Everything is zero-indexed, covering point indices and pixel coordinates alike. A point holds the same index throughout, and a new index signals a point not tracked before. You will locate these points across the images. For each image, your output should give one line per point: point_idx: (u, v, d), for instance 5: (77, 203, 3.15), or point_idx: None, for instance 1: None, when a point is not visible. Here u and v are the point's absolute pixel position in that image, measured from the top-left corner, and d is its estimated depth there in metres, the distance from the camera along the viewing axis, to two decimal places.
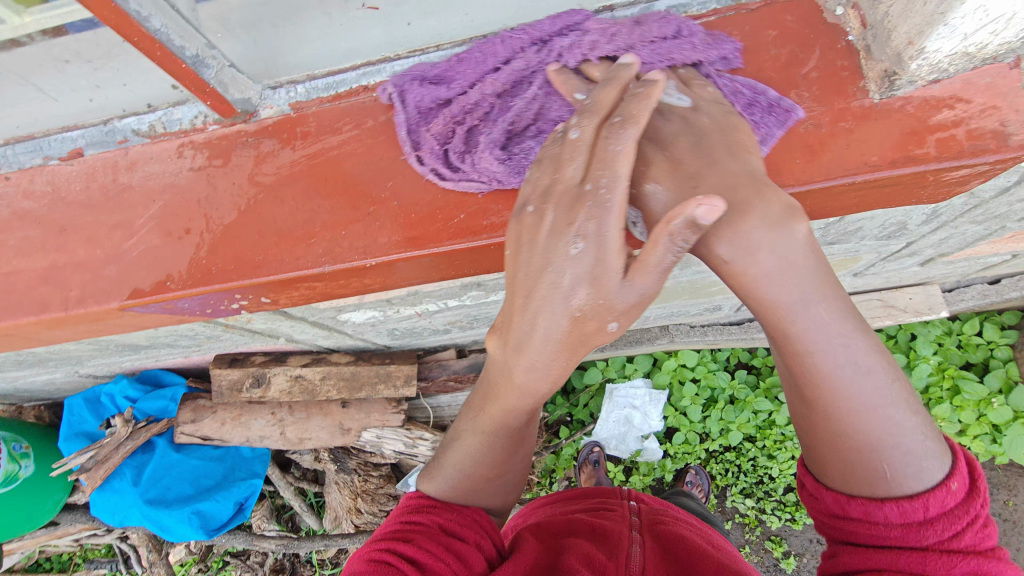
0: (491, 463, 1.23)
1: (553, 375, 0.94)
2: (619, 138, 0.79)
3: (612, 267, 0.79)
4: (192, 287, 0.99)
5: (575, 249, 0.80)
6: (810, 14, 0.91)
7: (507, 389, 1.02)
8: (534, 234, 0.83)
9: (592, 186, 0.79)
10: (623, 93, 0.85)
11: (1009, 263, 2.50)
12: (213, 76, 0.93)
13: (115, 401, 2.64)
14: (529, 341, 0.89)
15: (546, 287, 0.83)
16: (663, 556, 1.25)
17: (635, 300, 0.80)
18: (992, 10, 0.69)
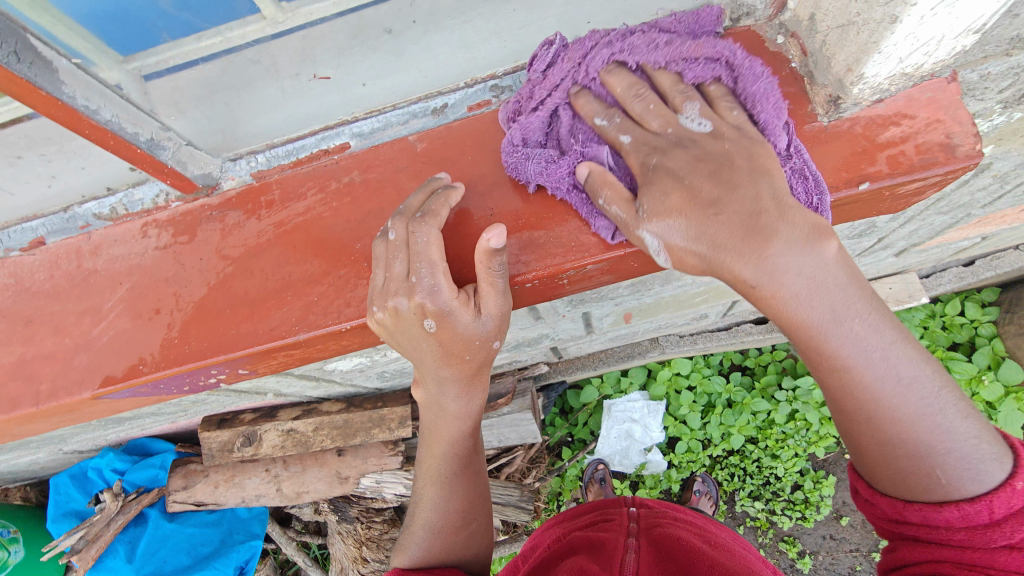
0: (459, 500, 1.35)
1: (471, 399, 1.14)
2: (426, 233, 0.85)
3: (462, 319, 0.89)
4: (165, 368, 0.97)
5: (430, 325, 0.88)
6: (753, 45, 0.92)
7: (444, 425, 1.20)
8: (394, 328, 0.89)
9: (417, 278, 0.85)
10: (430, 195, 0.91)
11: (980, 244, 2.55)
12: (171, 156, 0.92)
13: (102, 475, 2.56)
14: (441, 384, 1.06)
15: (425, 352, 0.94)
16: (657, 558, 1.26)
17: (495, 333, 0.94)
18: (922, 37, 0.71)
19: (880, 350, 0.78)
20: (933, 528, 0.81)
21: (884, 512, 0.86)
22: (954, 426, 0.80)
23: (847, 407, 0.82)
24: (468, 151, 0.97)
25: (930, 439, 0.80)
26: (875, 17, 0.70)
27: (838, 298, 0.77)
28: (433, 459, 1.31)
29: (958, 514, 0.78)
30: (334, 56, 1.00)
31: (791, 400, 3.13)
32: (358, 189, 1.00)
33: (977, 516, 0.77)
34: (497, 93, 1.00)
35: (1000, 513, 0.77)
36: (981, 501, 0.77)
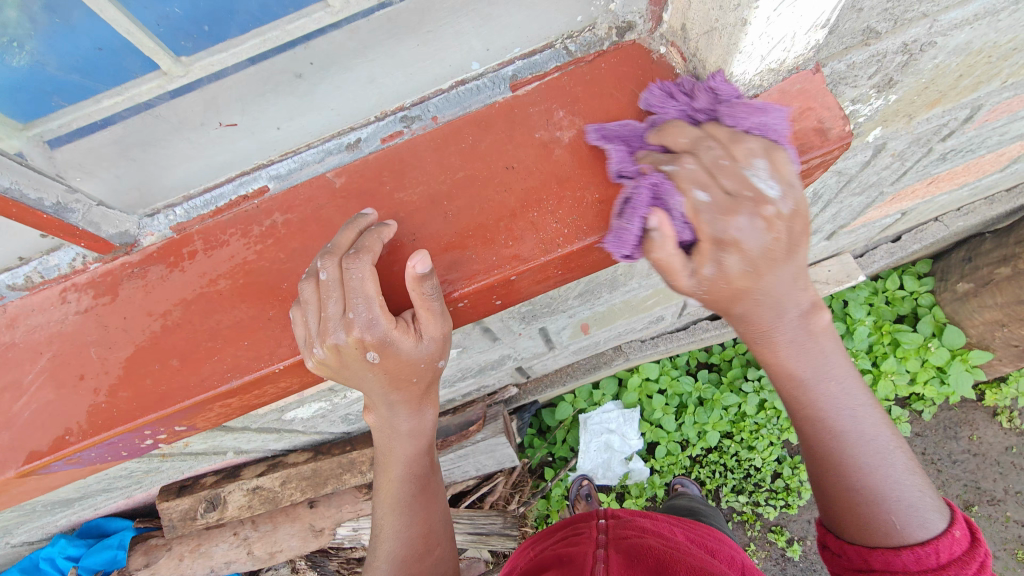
0: (419, 525, 1.33)
1: (416, 414, 1.16)
2: (360, 270, 0.87)
3: (404, 345, 0.92)
4: (93, 436, 0.94)
5: (372, 357, 0.91)
6: (638, 58, 0.99)
7: (397, 443, 1.22)
8: (338, 363, 0.92)
9: (354, 313, 0.87)
10: (359, 232, 0.92)
11: (902, 220, 2.73)
12: (81, 218, 0.92)
13: (55, 565, 2.40)
14: (388, 407, 1.11)
15: (372, 380, 0.98)
16: (628, 565, 1.27)
17: (439, 350, 0.97)
18: (775, 35, 0.78)
19: (850, 409, 1.05)
20: (892, 572, 0.98)
21: (852, 563, 1.04)
22: (905, 477, 1.04)
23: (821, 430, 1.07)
24: (386, 182, 1.00)
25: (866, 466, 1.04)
26: (730, 22, 0.75)
27: (814, 361, 1.04)
28: (389, 484, 1.31)
29: (914, 558, 0.97)
30: (237, 105, 0.93)
31: (759, 390, 3.22)
32: (281, 230, 1.00)
33: (927, 560, 0.96)
34: (408, 123, 1.04)
35: (944, 557, 0.95)
36: (929, 545, 0.97)
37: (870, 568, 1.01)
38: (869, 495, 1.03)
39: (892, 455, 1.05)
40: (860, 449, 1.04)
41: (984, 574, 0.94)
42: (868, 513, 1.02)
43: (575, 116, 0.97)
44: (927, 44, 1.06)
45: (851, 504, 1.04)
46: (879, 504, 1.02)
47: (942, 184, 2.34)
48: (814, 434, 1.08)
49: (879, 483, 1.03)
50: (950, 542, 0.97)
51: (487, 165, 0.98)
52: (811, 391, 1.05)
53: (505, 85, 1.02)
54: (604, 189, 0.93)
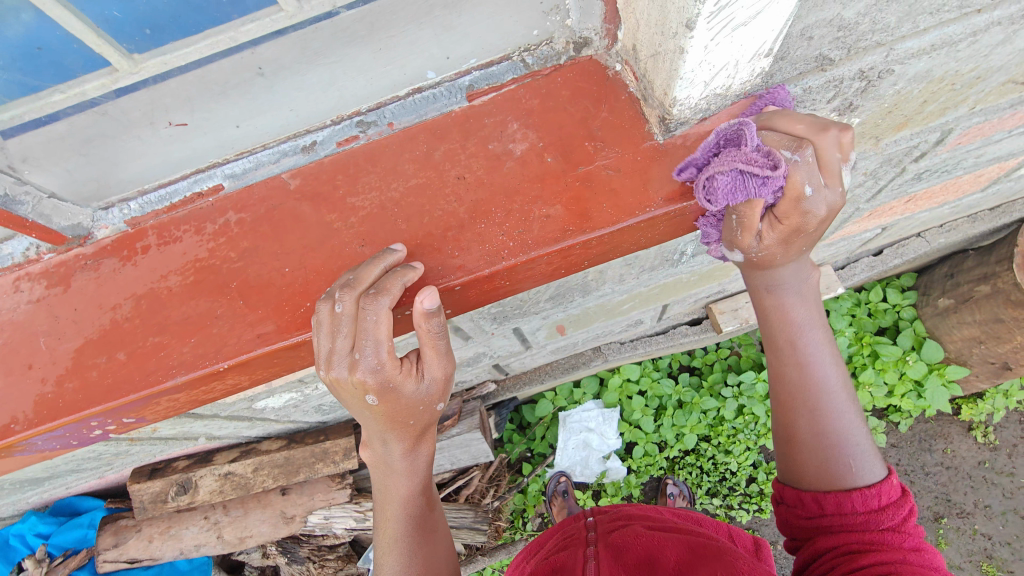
0: (419, 564, 1.35)
1: (410, 455, 1.19)
2: (375, 311, 0.87)
3: (406, 387, 0.96)
4: (39, 425, 0.95)
5: (372, 400, 0.95)
6: (594, 74, 1.00)
7: (393, 480, 1.25)
8: (341, 393, 0.96)
9: (360, 354, 0.89)
10: (384, 266, 0.90)
11: (883, 235, 2.74)
12: (30, 210, 0.93)
13: (25, 541, 2.43)
14: (382, 445, 1.16)
15: (368, 417, 1.02)
16: (617, 559, 1.32)
17: (436, 395, 1.03)
18: (716, 62, 0.79)
19: (826, 358, 1.23)
20: (842, 514, 1.12)
21: (807, 511, 1.18)
22: (855, 429, 1.21)
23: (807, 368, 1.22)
24: (339, 185, 1.01)
25: (830, 411, 1.21)
26: (671, 48, 0.76)
27: (807, 306, 1.20)
28: (387, 521, 1.33)
29: (861, 500, 1.12)
30: (184, 104, 0.92)
31: (737, 396, 3.24)
32: (233, 229, 1.01)
33: (872, 501, 1.11)
34: (364, 129, 1.04)
35: (883, 501, 1.11)
36: (874, 488, 1.13)
37: (823, 513, 1.15)
38: (836, 438, 1.19)
39: (850, 407, 1.23)
40: (827, 394, 1.22)
41: (914, 516, 1.10)
42: (830, 457, 1.19)
43: (528, 129, 0.98)
44: (885, 72, 1.07)
45: (815, 449, 1.20)
46: (839, 450, 1.19)
47: (920, 203, 2.36)
48: (795, 380, 1.23)
49: (842, 429, 1.20)
50: (888, 489, 1.13)
51: (440, 174, 0.99)
52: (799, 337, 1.21)
53: (461, 95, 1.03)
54: (553, 205, 0.94)
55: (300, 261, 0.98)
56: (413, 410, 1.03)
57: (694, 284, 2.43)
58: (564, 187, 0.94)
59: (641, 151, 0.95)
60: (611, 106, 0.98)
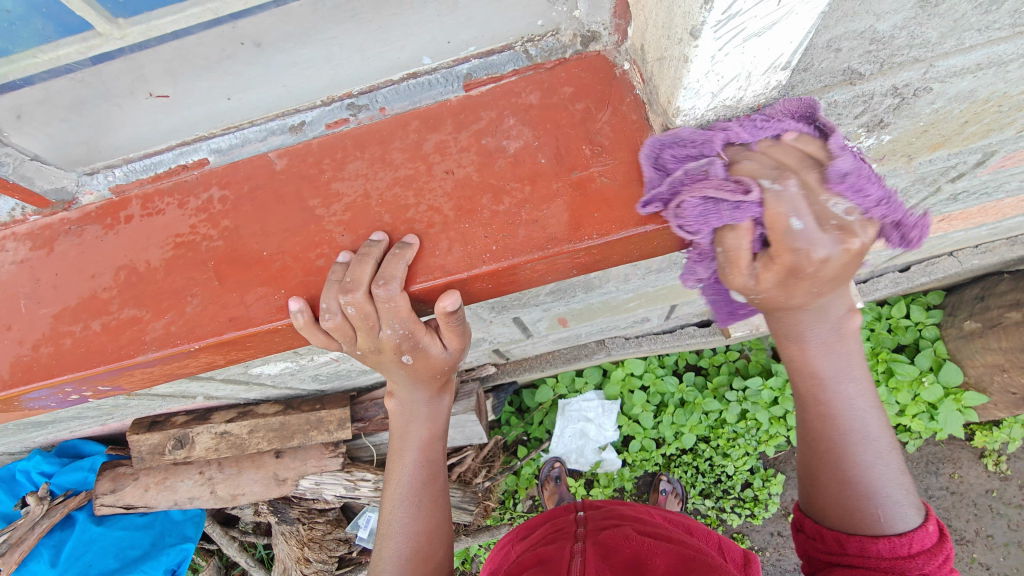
0: (423, 522, 1.35)
1: (432, 403, 1.27)
2: (387, 302, 0.89)
3: (434, 350, 1.04)
4: (14, 387, 0.96)
5: (408, 359, 1.03)
6: (600, 70, 0.93)
7: (414, 428, 1.31)
8: (380, 359, 1.03)
9: (389, 331, 0.94)
10: (377, 265, 0.89)
11: (912, 251, 2.60)
12: (11, 171, 0.93)
13: (30, 478, 2.52)
14: (404, 393, 1.23)
15: (402, 375, 1.10)
16: (602, 557, 1.33)
17: (458, 356, 1.10)
18: (725, 73, 0.72)
19: (863, 408, 1.09)
20: (864, 557, 1.02)
21: (827, 546, 1.09)
22: (892, 473, 1.08)
23: (840, 423, 1.09)
24: (325, 169, 0.98)
25: (864, 460, 1.08)
26: (675, 54, 0.70)
27: (842, 360, 1.06)
28: (400, 472, 1.36)
29: (889, 546, 1.02)
30: (167, 76, 0.89)
31: (741, 400, 3.18)
32: (216, 206, 0.99)
33: (901, 548, 1.00)
34: (355, 112, 1.00)
35: (914, 549, 1.00)
36: (904, 536, 1.01)
37: (842, 552, 1.06)
38: (864, 490, 1.07)
39: (883, 453, 1.09)
40: (859, 444, 1.08)
41: (951, 565, 0.99)
42: (856, 506, 1.07)
43: (524, 126, 0.93)
44: (922, 89, 0.98)
45: (842, 497, 1.09)
46: (870, 498, 1.06)
47: (955, 223, 2.23)
48: (815, 425, 1.11)
49: (870, 478, 1.07)
50: (924, 536, 1.01)
51: (428, 167, 0.94)
52: (825, 389, 1.08)
53: (458, 84, 0.97)
54: (542, 209, 0.89)
55: (280, 245, 0.96)
56: (437, 368, 1.10)
57: None
58: (555, 189, 0.89)
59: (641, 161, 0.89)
60: (614, 109, 0.92)
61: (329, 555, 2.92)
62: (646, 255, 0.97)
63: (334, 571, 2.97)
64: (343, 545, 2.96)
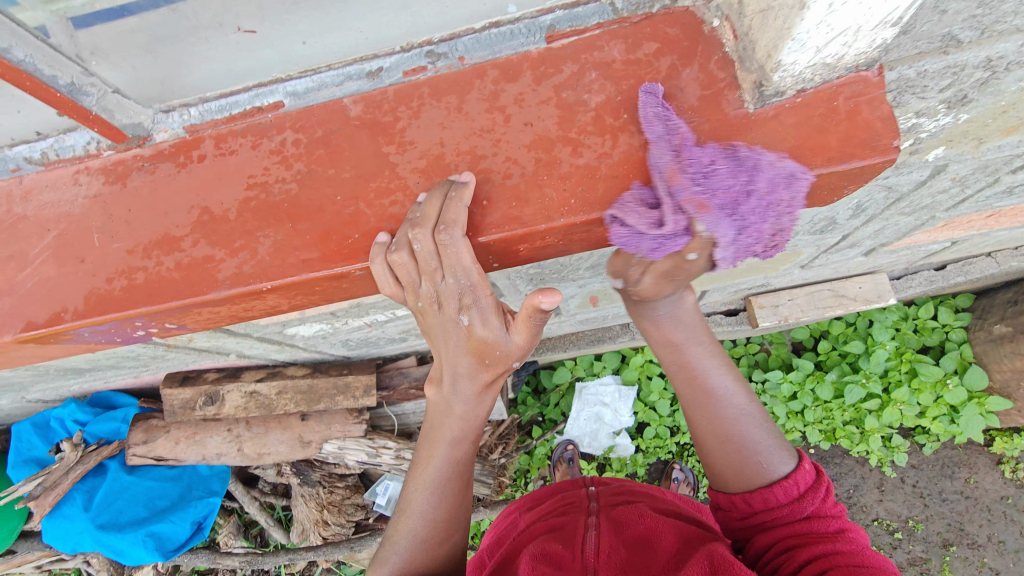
0: (445, 510, 1.31)
1: (476, 399, 1.17)
2: (452, 242, 0.89)
3: (493, 326, 1.01)
4: (87, 318, 0.97)
5: (465, 321, 1.00)
6: (689, 26, 0.92)
7: (450, 421, 1.23)
8: (436, 315, 1.01)
9: (452, 279, 0.94)
10: (445, 200, 0.90)
11: (951, 249, 2.54)
12: (95, 103, 0.92)
13: (64, 425, 2.57)
14: (446, 381, 1.16)
15: (455, 345, 1.04)
16: (615, 533, 1.33)
17: (520, 352, 1.06)
18: (835, 25, 0.73)
19: (716, 368, 1.31)
20: (770, 509, 1.18)
21: (741, 511, 1.23)
22: (758, 425, 1.27)
23: (702, 383, 1.29)
24: (400, 117, 0.97)
25: (735, 419, 1.28)
26: (789, 2, 0.72)
27: (689, 330, 1.28)
28: (428, 461, 1.30)
29: (783, 491, 1.19)
30: (255, 10, 0.88)
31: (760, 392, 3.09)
32: (289, 148, 0.99)
33: (792, 490, 1.18)
34: (433, 60, 0.98)
35: (801, 489, 1.18)
36: (790, 478, 1.19)
37: (754, 511, 1.21)
38: (735, 442, 1.26)
39: (746, 408, 1.30)
40: (719, 402, 1.29)
41: (831, 495, 1.18)
42: (743, 459, 1.25)
43: (606, 80, 0.92)
44: (1013, 63, 0.95)
45: (725, 451, 1.26)
46: (744, 450, 1.25)
47: (1002, 220, 2.18)
48: (698, 409, 1.31)
49: (738, 431, 1.27)
50: (804, 475, 1.21)
51: (507, 118, 0.93)
52: (682, 354, 1.29)
53: (540, 35, 0.95)
54: (623, 166, 0.88)
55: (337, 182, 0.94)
56: (485, 345, 1.03)
57: (740, 274, 2.33)
58: (637, 146, 0.88)
59: (727, 123, 0.87)
60: (700, 66, 0.90)
61: (346, 519, 2.97)
62: None
63: (349, 535, 3.02)
64: (360, 510, 3.01)
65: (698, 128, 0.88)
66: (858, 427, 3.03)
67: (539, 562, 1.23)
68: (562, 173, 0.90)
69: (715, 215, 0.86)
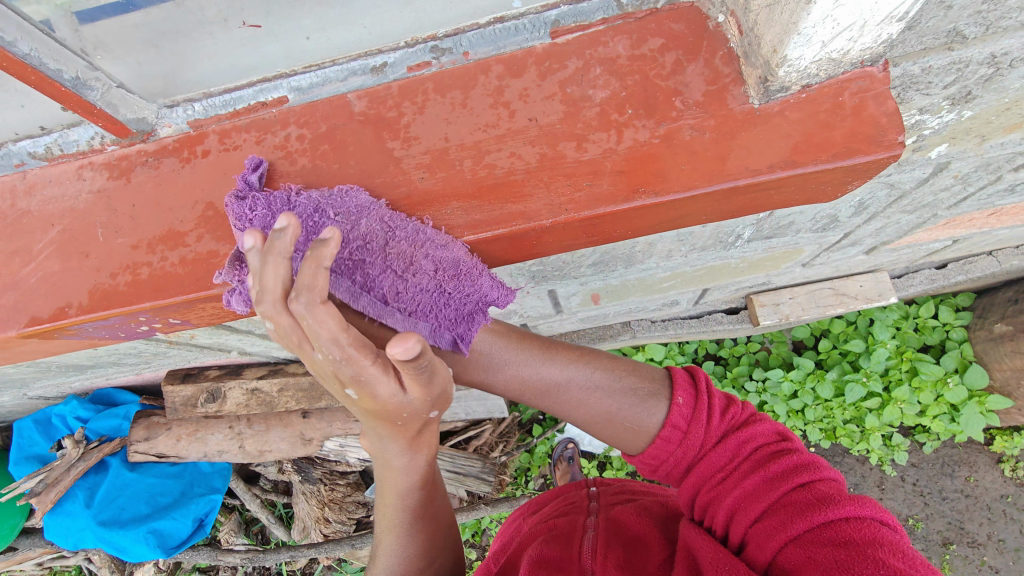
0: (415, 548, 1.39)
1: (415, 450, 1.22)
2: (297, 311, 0.84)
3: (382, 387, 0.93)
4: (91, 313, 0.97)
5: (353, 393, 0.96)
6: (693, 21, 0.92)
7: (392, 475, 1.28)
8: (331, 386, 0.99)
9: (319, 351, 0.88)
10: (281, 272, 0.84)
11: (952, 247, 2.54)
12: (99, 97, 0.92)
13: (66, 422, 2.57)
14: (375, 440, 1.17)
15: (360, 407, 1.02)
16: (613, 532, 1.33)
17: (423, 403, 0.98)
18: (841, 20, 0.73)
19: (566, 369, 1.28)
20: (668, 456, 1.22)
21: (649, 468, 1.26)
22: (618, 402, 1.26)
23: (553, 395, 1.29)
24: (405, 112, 0.97)
25: (602, 412, 1.27)
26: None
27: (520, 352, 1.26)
28: (387, 507, 1.37)
29: (667, 440, 1.21)
30: (260, 4, 0.87)
31: (760, 391, 3.09)
32: (293, 144, 0.99)
33: (676, 433, 1.21)
34: (437, 55, 0.98)
35: (684, 426, 1.20)
36: (668, 425, 1.21)
37: (659, 465, 1.24)
38: (603, 418, 1.28)
39: (606, 387, 1.28)
40: (575, 396, 1.28)
41: (712, 408, 1.21)
42: (619, 435, 1.27)
43: (611, 75, 0.92)
44: (1017, 60, 0.95)
45: (610, 430, 1.27)
46: (615, 422, 1.26)
47: (1004, 218, 2.18)
48: (559, 403, 1.30)
49: (603, 410, 1.27)
50: (680, 409, 1.22)
51: (512, 113, 0.93)
52: (532, 371, 1.26)
53: (545, 30, 0.95)
54: (627, 161, 0.88)
55: (303, 193, 0.95)
56: (382, 407, 0.98)
57: (742, 272, 2.33)
58: (642, 141, 0.88)
59: (732, 118, 0.87)
60: (705, 61, 0.90)
61: (347, 517, 2.98)
62: (720, 215, 0.96)
63: (350, 533, 3.01)
64: (361, 508, 3.01)
65: (702, 123, 0.88)
66: (858, 425, 3.03)
67: (537, 565, 1.24)
68: (566, 168, 0.90)
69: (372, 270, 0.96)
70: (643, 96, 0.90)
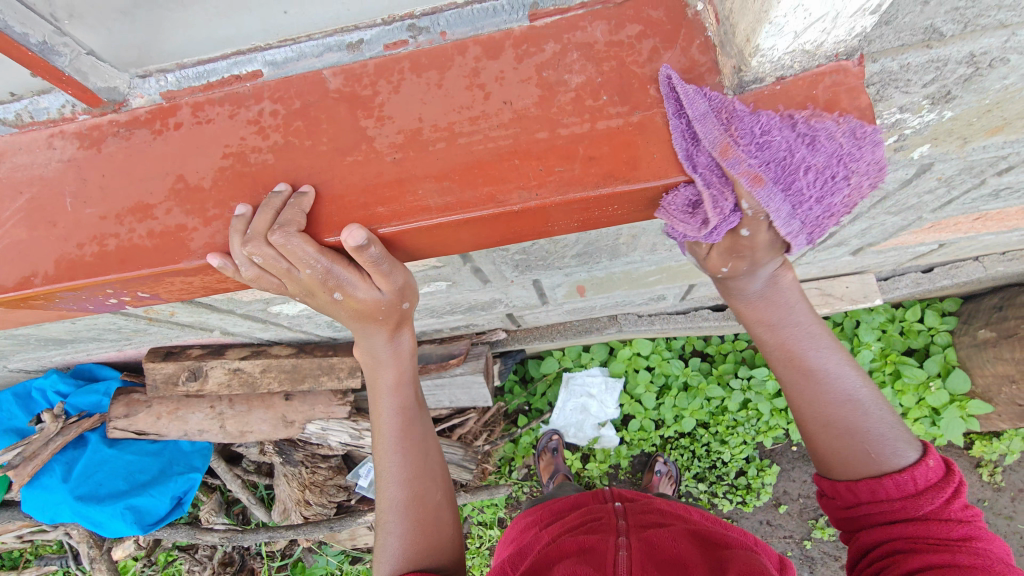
0: (413, 467, 1.40)
1: (397, 345, 1.28)
2: (285, 238, 0.90)
3: (361, 287, 1.01)
4: (57, 283, 0.96)
5: (339, 298, 1.03)
6: (672, 9, 0.91)
7: (381, 372, 1.33)
8: (318, 299, 1.05)
9: (303, 268, 0.95)
10: (275, 213, 0.91)
11: (938, 251, 2.55)
12: (68, 64, 0.91)
13: (46, 396, 2.56)
14: (365, 345, 1.26)
15: (344, 313, 1.10)
16: (649, 555, 1.27)
17: (396, 296, 1.08)
18: (813, 10, 0.74)
19: (817, 351, 1.23)
20: (876, 500, 1.16)
21: (845, 500, 1.22)
22: (870, 412, 1.21)
23: (804, 363, 1.23)
24: (380, 91, 0.96)
25: (841, 409, 1.22)
26: None
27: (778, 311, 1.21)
28: (381, 424, 1.40)
29: (894, 485, 1.14)
30: None
31: (745, 389, 3.18)
32: (267, 119, 0.98)
33: (906, 485, 1.13)
34: (415, 34, 0.97)
35: (920, 485, 1.13)
36: (906, 472, 1.14)
37: (858, 501, 1.19)
38: (844, 429, 1.21)
39: (860, 391, 1.23)
40: (820, 382, 1.23)
41: (957, 493, 1.11)
42: (846, 445, 1.20)
43: (588, 61, 0.91)
44: (997, 60, 0.95)
45: (832, 437, 1.22)
46: (856, 437, 1.20)
47: (990, 223, 2.18)
48: (804, 389, 1.24)
49: (855, 421, 1.21)
50: (925, 471, 1.13)
51: (487, 95, 0.92)
52: (792, 343, 1.22)
53: (523, 13, 0.95)
54: (601, 147, 0.87)
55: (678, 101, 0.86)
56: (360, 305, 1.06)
57: None
58: (615, 129, 0.88)
59: (704, 109, 0.87)
60: (682, 49, 0.89)
61: (327, 500, 2.99)
62: None
63: (330, 516, 3.02)
64: (342, 492, 3.02)
65: (675, 112, 0.87)
66: None
67: None
68: (539, 152, 0.89)
69: (769, 190, 0.86)
70: (619, 82, 0.89)
